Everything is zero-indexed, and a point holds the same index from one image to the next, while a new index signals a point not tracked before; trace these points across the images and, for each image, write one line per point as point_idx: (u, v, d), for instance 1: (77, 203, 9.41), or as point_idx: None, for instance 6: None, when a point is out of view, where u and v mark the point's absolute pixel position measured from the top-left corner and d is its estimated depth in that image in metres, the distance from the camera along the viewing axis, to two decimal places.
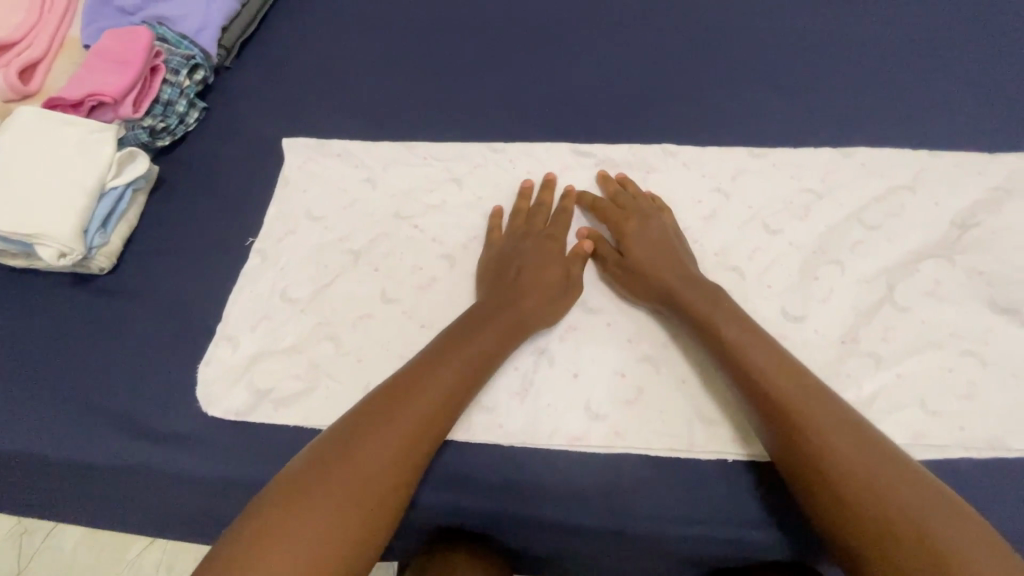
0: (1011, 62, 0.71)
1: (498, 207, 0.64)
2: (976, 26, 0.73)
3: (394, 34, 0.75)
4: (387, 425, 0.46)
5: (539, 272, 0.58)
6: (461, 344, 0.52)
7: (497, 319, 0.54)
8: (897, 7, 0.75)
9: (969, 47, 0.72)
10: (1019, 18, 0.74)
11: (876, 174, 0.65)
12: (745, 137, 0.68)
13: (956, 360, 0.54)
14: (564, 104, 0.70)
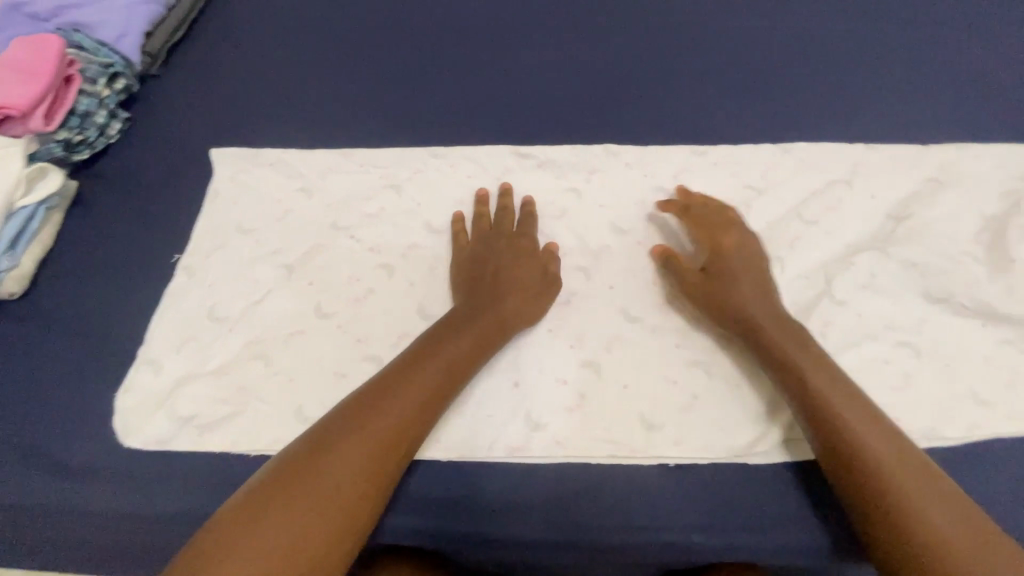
0: (936, 56, 0.73)
1: (459, 212, 0.62)
2: (905, 22, 0.75)
3: (331, 43, 0.74)
4: (358, 436, 0.44)
5: (514, 278, 0.56)
6: (438, 350, 0.50)
7: (477, 319, 0.53)
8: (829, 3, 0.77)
9: (899, 41, 0.74)
10: (942, 14, 0.76)
11: (816, 169, 0.66)
12: (686, 134, 0.68)
13: (891, 351, 0.55)
14: (504, 107, 0.70)
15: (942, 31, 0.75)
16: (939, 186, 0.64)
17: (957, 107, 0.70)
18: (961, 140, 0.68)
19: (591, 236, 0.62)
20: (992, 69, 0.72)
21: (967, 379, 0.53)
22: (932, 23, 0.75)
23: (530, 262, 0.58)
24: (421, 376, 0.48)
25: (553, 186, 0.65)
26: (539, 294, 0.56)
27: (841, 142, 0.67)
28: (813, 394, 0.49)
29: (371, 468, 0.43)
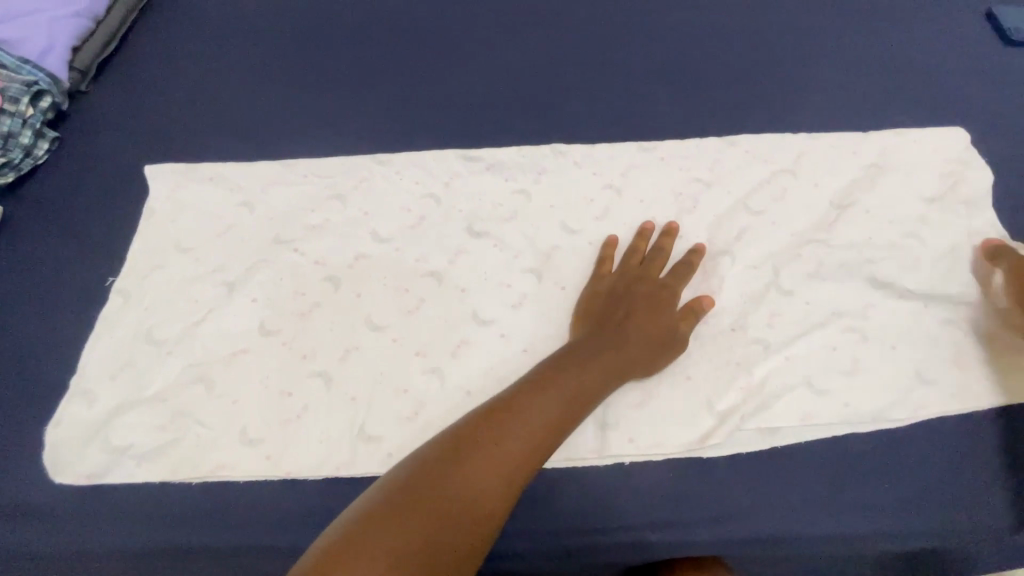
0: (868, 45, 0.75)
1: (613, 238, 0.61)
2: (837, 14, 0.78)
3: (274, 55, 0.74)
4: (475, 470, 0.43)
5: (639, 322, 0.53)
6: (560, 384, 0.49)
7: (596, 361, 0.51)
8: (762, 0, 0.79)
9: (833, 33, 0.76)
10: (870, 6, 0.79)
11: (760, 160, 0.67)
12: (631, 132, 0.69)
13: (841, 337, 0.55)
14: (450, 114, 0.70)
15: (872, 22, 0.77)
16: (881, 171, 0.65)
17: (892, 92, 0.72)
18: (898, 124, 0.69)
19: (541, 237, 0.62)
20: (921, 56, 0.75)
21: (913, 359, 0.54)
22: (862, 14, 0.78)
23: (663, 307, 0.55)
24: (542, 412, 0.47)
25: (502, 189, 0.65)
26: (666, 346, 0.53)
27: (784, 132, 0.69)
28: None
29: (489, 507, 0.43)
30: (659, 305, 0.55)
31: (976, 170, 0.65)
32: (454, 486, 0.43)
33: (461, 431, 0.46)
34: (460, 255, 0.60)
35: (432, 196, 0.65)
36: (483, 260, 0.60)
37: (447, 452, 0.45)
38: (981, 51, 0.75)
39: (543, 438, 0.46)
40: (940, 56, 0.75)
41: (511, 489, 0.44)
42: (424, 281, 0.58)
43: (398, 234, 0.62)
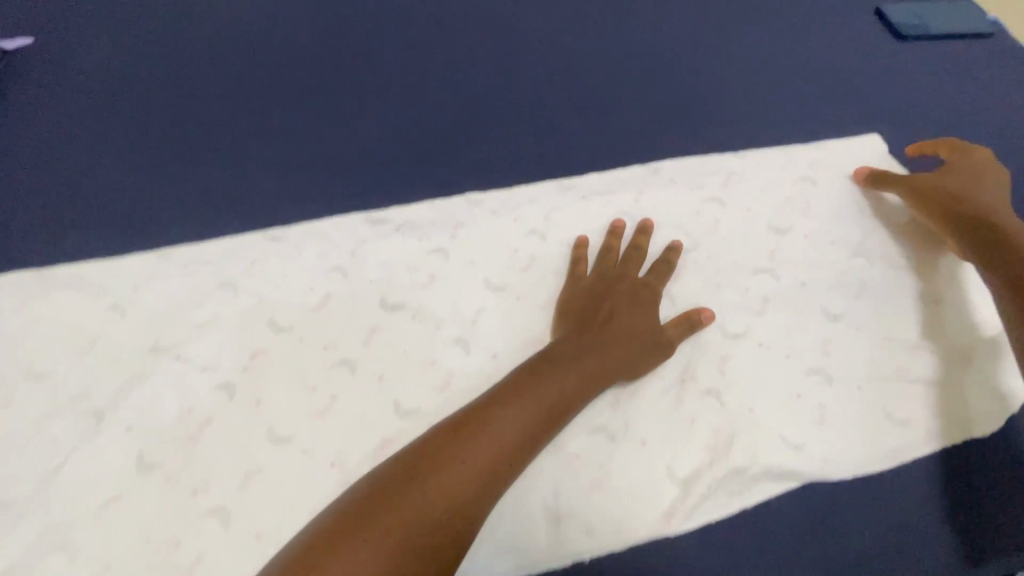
0: (763, 66, 0.77)
1: (583, 237, 0.60)
2: (730, 39, 0.80)
3: (134, 119, 0.64)
4: (442, 474, 0.41)
5: (618, 324, 0.52)
6: (538, 386, 0.47)
7: (579, 359, 0.49)
8: (661, 25, 0.79)
9: (730, 56, 0.78)
10: (758, 30, 0.82)
11: (685, 187, 0.64)
12: (550, 171, 0.65)
13: (798, 374, 0.52)
14: (351, 169, 0.63)
15: (763, 44, 0.80)
16: (807, 187, 0.64)
17: (794, 112, 0.74)
18: (806, 140, 0.70)
19: (465, 301, 0.56)
20: (809, 74, 0.78)
21: (867, 382, 0.52)
22: (750, 36, 0.81)
23: (646, 308, 0.53)
24: (517, 415, 0.45)
25: (416, 249, 0.59)
26: (648, 350, 0.51)
27: (704, 156, 0.67)
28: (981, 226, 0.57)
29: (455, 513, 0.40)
30: (641, 303, 0.54)
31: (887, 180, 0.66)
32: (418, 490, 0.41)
33: (429, 436, 0.44)
34: (375, 335, 0.53)
35: (338, 269, 0.57)
36: (403, 337, 0.53)
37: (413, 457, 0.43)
38: (859, 68, 0.81)
39: (525, 438, 0.44)
40: (826, 74, 0.79)
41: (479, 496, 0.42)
42: (336, 373, 0.51)
43: (300, 321, 0.54)
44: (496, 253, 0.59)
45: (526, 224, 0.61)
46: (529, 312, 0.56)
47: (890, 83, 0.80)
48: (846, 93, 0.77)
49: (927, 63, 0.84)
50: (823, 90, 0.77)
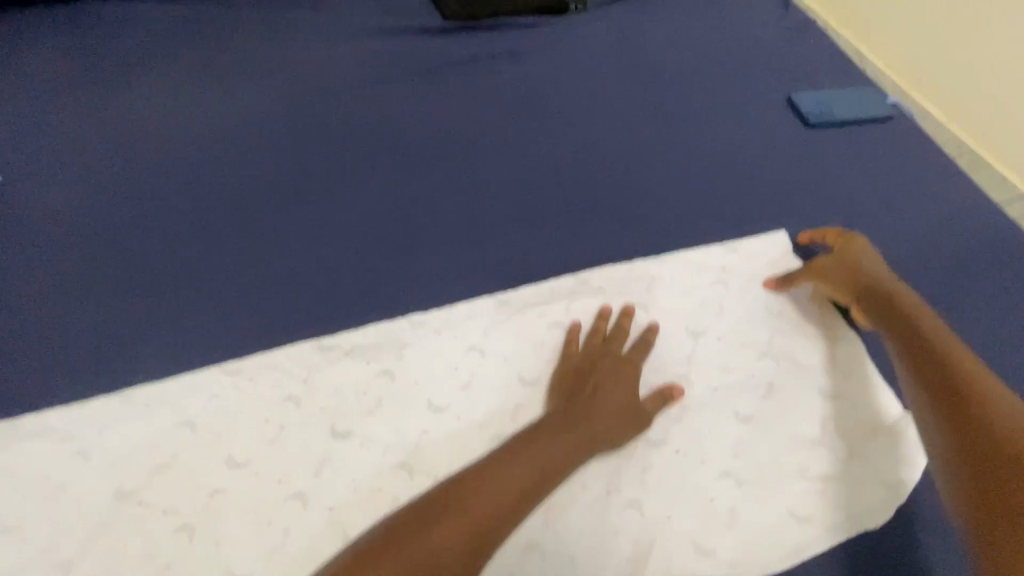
0: (678, 172, 0.87)
1: (576, 321, 0.68)
2: (647, 150, 0.90)
3: (104, 263, 0.70)
4: (455, 521, 0.48)
5: (605, 397, 0.59)
6: (537, 449, 0.54)
7: (572, 428, 0.56)
8: (584, 145, 0.91)
9: (647, 167, 0.88)
10: (671, 138, 0.93)
11: (611, 295, 0.71)
12: (488, 286, 0.71)
13: (710, 478, 0.58)
14: (304, 298, 0.69)
15: (675, 152, 0.90)
16: (720, 289, 0.71)
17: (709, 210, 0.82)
18: (720, 238, 0.78)
19: (409, 424, 0.61)
20: (720, 176, 0.88)
21: (771, 481, 0.58)
22: (664, 146, 0.91)
23: (629, 381, 0.61)
24: (518, 473, 0.52)
25: (364, 373, 0.64)
26: (628, 422, 0.59)
27: (628, 262, 0.74)
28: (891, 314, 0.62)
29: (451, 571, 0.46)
30: (623, 379, 0.61)
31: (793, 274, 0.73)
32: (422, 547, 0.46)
33: (437, 492, 0.51)
34: (325, 465, 0.58)
35: (290, 397, 0.62)
36: (352, 466, 0.58)
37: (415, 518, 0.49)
38: (767, 164, 0.90)
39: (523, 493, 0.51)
40: (735, 174, 0.88)
41: (476, 547, 0.48)
42: (288, 507, 0.56)
43: (255, 454, 0.58)
44: (438, 372, 0.65)
45: (466, 341, 0.67)
46: (468, 431, 0.61)
47: (794, 176, 0.89)
48: (755, 190, 0.86)
49: (832, 151, 0.93)
50: (734, 189, 0.86)
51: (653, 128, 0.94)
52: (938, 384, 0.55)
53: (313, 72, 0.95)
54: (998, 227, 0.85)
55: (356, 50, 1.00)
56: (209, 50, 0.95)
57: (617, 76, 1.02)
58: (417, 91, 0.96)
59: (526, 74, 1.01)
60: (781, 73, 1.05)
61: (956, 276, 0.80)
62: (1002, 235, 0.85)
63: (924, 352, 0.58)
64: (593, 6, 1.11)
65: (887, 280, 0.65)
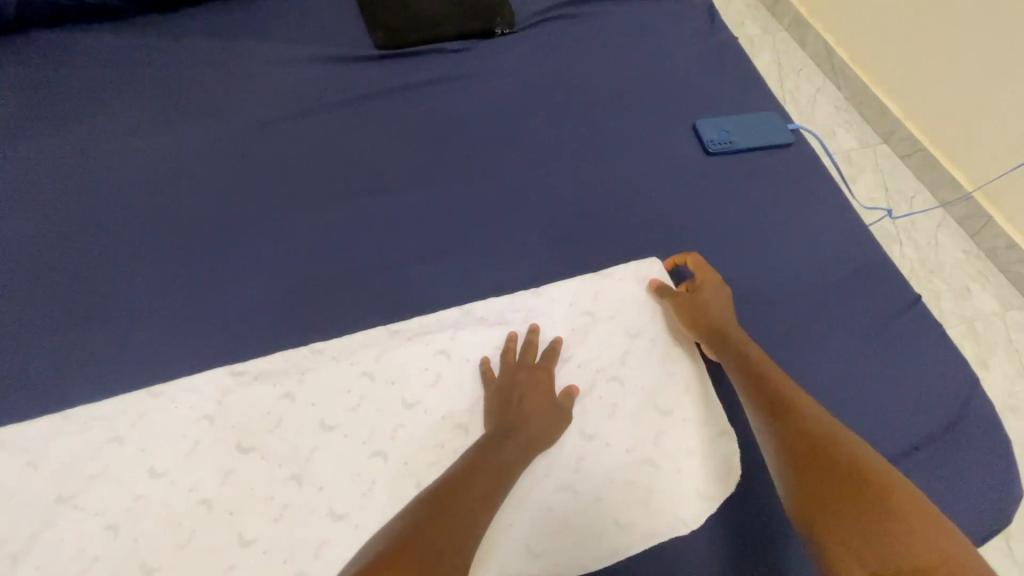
0: (576, 202, 0.95)
1: (484, 356, 0.78)
2: (551, 177, 0.97)
3: (48, 295, 0.80)
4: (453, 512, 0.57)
5: (526, 407, 0.70)
6: (491, 453, 0.65)
7: (510, 433, 0.68)
8: (492, 172, 0.97)
9: (548, 195, 0.95)
10: (576, 164, 0.99)
11: (492, 325, 0.80)
12: (384, 317, 0.81)
13: (548, 491, 0.68)
14: (222, 329, 0.79)
15: (578, 179, 0.97)
16: (588, 319, 0.80)
17: (594, 244, 0.91)
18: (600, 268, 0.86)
19: (302, 441, 0.72)
20: (615, 205, 0.95)
21: (602, 495, 0.69)
22: (568, 173, 0.98)
23: (545, 387, 0.73)
24: (485, 474, 0.63)
25: (269, 395, 0.75)
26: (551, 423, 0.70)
27: (511, 293, 0.83)
28: (724, 342, 0.73)
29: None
30: (539, 386, 0.73)
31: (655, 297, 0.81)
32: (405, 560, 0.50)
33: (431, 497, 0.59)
34: (229, 476, 0.70)
35: (205, 417, 0.73)
36: (251, 477, 0.70)
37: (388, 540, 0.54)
38: (662, 192, 0.97)
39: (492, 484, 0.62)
40: (630, 202, 0.95)
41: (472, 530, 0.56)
42: (195, 510, 0.67)
43: (171, 466, 0.70)
44: (333, 395, 0.75)
45: (358, 366, 0.77)
46: (353, 446, 0.72)
47: (686, 204, 0.96)
48: (645, 220, 0.94)
49: (727, 179, 0.99)
50: (626, 220, 0.94)
51: (560, 154, 1.00)
52: (769, 405, 0.66)
53: (245, 100, 1.02)
54: (871, 256, 0.92)
55: (287, 73, 1.05)
56: (148, 78, 1.01)
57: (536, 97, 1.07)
58: (341, 116, 1.01)
59: (448, 96, 1.06)
60: (697, 91, 1.08)
61: (816, 306, 0.88)
62: (874, 263, 0.91)
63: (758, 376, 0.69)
64: (521, 24, 1.15)
65: (719, 310, 0.76)
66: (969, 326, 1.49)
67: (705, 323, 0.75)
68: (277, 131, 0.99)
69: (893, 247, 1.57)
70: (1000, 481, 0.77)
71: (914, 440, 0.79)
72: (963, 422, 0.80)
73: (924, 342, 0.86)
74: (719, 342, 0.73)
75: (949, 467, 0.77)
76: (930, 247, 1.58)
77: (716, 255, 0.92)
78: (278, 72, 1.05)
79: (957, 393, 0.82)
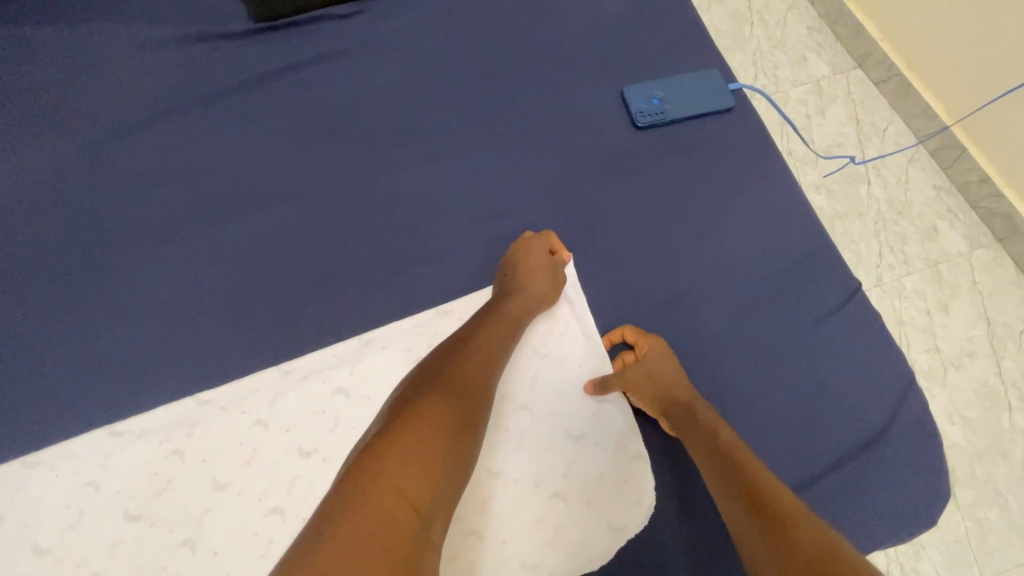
0: (489, 196, 0.82)
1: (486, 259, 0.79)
2: (459, 166, 0.84)
3: None
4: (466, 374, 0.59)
5: (528, 274, 0.72)
6: (498, 325, 0.67)
7: (512, 309, 0.70)
8: (391, 163, 0.83)
9: (456, 189, 0.82)
10: (489, 146, 0.85)
11: (394, 355, 0.74)
12: (275, 356, 0.74)
13: (452, 539, 0.65)
14: (94, 385, 0.72)
15: (486, 166, 0.84)
16: None
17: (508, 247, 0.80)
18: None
19: (193, 503, 0.68)
20: (535, 194, 0.83)
21: (508, 538, 0.66)
22: (481, 157, 0.84)
23: (543, 262, 0.74)
24: (493, 341, 0.65)
25: (156, 454, 0.70)
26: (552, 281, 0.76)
27: (414, 317, 0.76)
28: (670, 411, 0.68)
29: (432, 490, 0.49)
30: (536, 262, 0.74)
31: (568, 310, 0.76)
32: (398, 466, 0.48)
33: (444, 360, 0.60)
34: (119, 547, 0.66)
35: (90, 483, 0.68)
36: (142, 546, 0.66)
37: (381, 430, 0.51)
38: (588, 175, 0.84)
39: (499, 351, 0.65)
40: (547, 191, 0.83)
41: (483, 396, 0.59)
42: None
43: (59, 541, 0.66)
44: (225, 449, 0.70)
45: (250, 415, 0.71)
46: (247, 504, 0.68)
47: (615, 186, 0.84)
48: (569, 210, 0.82)
49: (660, 153, 0.86)
50: (547, 210, 0.82)
51: (471, 134, 0.86)
52: (715, 458, 0.61)
53: (95, 90, 0.85)
54: (818, 237, 0.82)
55: (142, 51, 0.87)
56: None
57: (444, 60, 0.90)
58: (208, 104, 0.85)
59: (335, 67, 0.88)
60: (631, 47, 0.93)
61: (748, 301, 0.78)
62: (816, 247, 0.82)
63: (717, 459, 0.61)
64: None
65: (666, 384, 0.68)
66: (934, 270, 1.37)
67: (653, 396, 0.69)
68: (136, 129, 0.83)
69: (859, 187, 1.43)
70: (940, 481, 0.72)
71: (853, 443, 0.73)
72: (895, 423, 0.74)
73: (862, 336, 0.78)
74: (668, 415, 0.68)
75: (888, 470, 0.72)
76: (899, 185, 1.43)
77: (648, 245, 0.80)
78: (130, 51, 0.87)
79: (890, 391, 0.76)
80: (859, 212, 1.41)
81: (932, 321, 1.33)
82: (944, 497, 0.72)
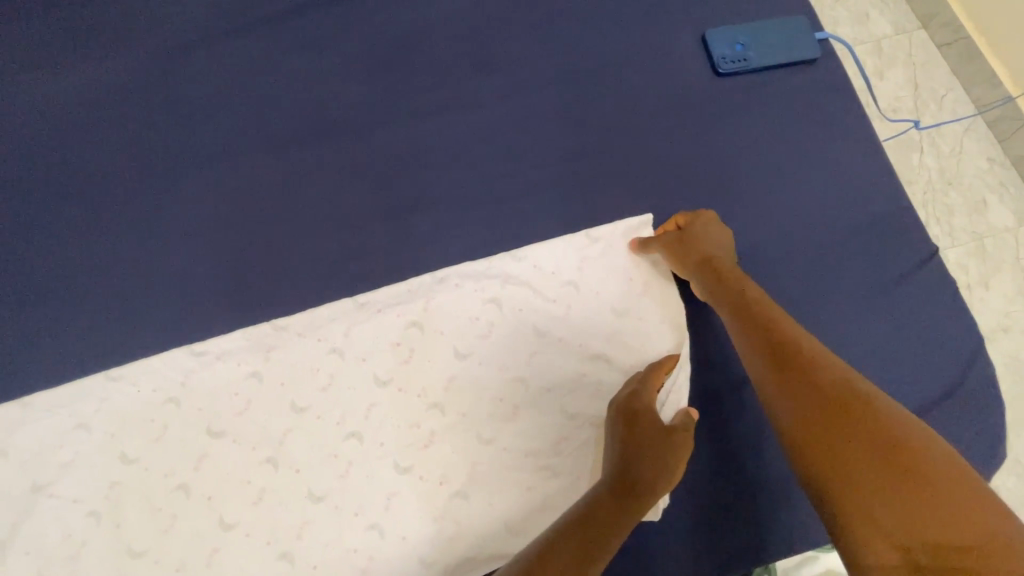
0: (562, 138, 0.80)
1: (560, 205, 0.78)
2: (533, 105, 0.81)
3: None
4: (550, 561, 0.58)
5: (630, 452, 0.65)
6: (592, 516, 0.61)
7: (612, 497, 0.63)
8: (463, 99, 0.81)
9: (530, 129, 0.80)
10: (562, 85, 0.82)
11: (467, 295, 0.74)
12: (348, 289, 0.74)
13: (526, 470, 0.69)
14: (174, 307, 0.72)
15: (560, 107, 0.81)
16: (572, 287, 0.75)
17: (582, 192, 0.79)
18: (587, 225, 0.77)
19: (273, 424, 0.70)
20: (609, 140, 0.81)
21: (585, 472, 0.70)
22: (555, 98, 0.82)
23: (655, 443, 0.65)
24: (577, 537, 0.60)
25: (235, 375, 0.71)
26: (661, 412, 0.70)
27: (486, 258, 0.75)
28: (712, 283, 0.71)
29: None
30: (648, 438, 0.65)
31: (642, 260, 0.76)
32: None
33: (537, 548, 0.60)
34: (203, 461, 0.68)
35: (171, 400, 0.70)
36: (225, 461, 0.68)
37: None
38: (664, 122, 0.82)
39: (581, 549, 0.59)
40: (622, 137, 0.81)
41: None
42: (175, 496, 0.67)
43: (146, 451, 0.69)
44: (302, 375, 0.71)
45: (325, 344, 0.72)
46: (326, 428, 0.70)
47: (692, 135, 0.81)
48: (644, 158, 0.80)
49: (739, 103, 0.83)
50: (621, 157, 0.80)
51: (544, 72, 0.82)
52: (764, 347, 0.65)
53: (157, 5, 0.81)
54: (892, 200, 0.81)
55: None
56: None
57: None
58: (272, 25, 0.82)
59: None
60: None
61: (821, 261, 0.78)
62: (890, 210, 0.81)
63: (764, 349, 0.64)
64: None
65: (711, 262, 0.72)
66: (979, 244, 1.35)
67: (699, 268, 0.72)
68: (196, 50, 0.80)
69: (912, 155, 1.39)
70: (993, 445, 0.74)
71: (914, 405, 0.74)
72: (955, 387, 0.75)
73: (930, 301, 0.78)
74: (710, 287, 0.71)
75: (946, 432, 0.73)
76: (952, 155, 1.39)
77: (723, 199, 0.79)
78: None
79: (952, 356, 0.76)
80: (909, 181, 1.38)
81: (973, 295, 1.32)
82: (997, 460, 0.73)
